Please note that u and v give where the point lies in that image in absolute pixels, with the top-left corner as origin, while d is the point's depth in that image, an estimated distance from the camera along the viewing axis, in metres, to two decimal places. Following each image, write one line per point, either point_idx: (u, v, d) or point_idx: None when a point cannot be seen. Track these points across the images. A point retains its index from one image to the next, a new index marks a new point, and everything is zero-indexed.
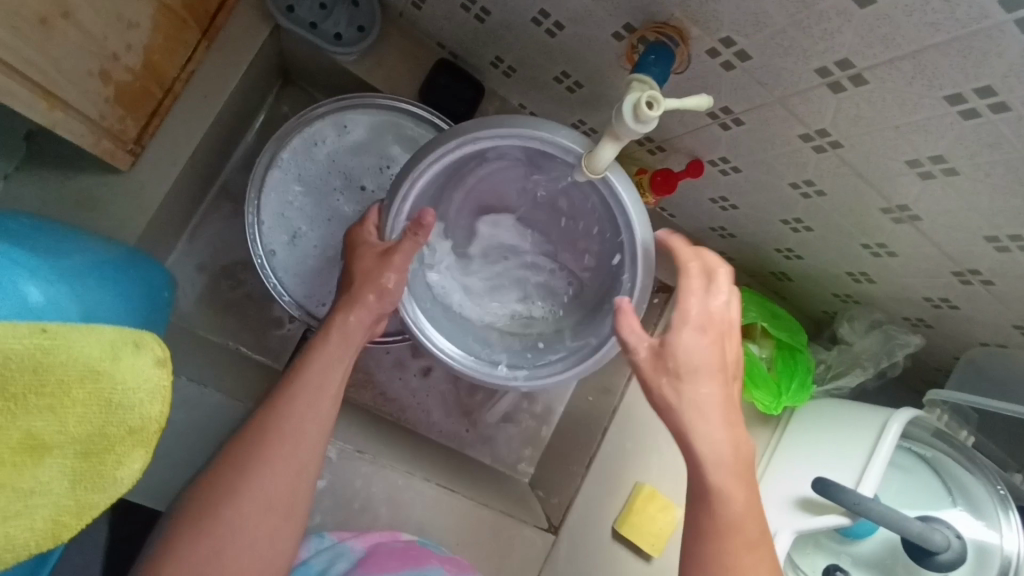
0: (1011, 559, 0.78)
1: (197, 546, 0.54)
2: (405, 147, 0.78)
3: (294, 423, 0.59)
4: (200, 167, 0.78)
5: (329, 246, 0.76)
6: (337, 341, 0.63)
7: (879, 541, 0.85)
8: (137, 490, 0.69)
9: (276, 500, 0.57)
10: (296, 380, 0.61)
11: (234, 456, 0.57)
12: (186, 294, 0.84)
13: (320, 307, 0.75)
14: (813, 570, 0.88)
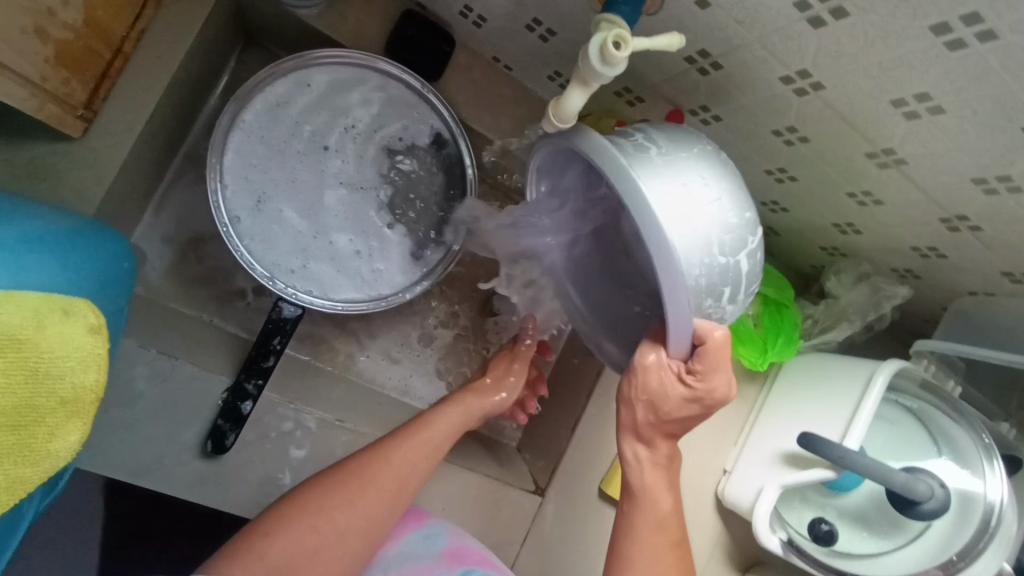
0: (994, 505, 0.78)
1: (295, 523, 0.61)
2: (370, 105, 0.76)
3: (388, 475, 0.66)
4: (161, 133, 0.75)
5: (296, 210, 0.73)
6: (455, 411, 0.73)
7: (865, 494, 0.86)
8: (112, 465, 0.69)
9: (347, 531, 0.62)
10: (413, 435, 0.69)
11: (345, 467, 0.65)
12: (156, 267, 0.81)
13: (290, 274, 0.73)
14: (800, 524, 0.89)
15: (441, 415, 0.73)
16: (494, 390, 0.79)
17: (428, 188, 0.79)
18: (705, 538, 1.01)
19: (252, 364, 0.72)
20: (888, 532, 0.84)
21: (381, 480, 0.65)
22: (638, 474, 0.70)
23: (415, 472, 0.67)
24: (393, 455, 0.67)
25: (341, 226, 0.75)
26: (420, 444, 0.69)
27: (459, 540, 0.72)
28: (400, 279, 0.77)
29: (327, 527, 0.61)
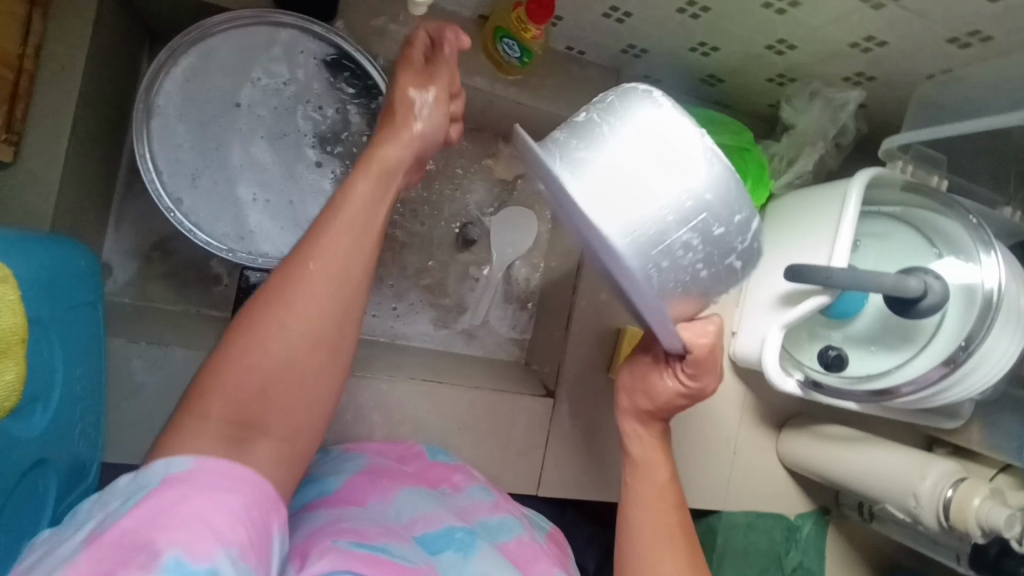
0: (993, 290, 0.76)
1: (240, 357, 0.51)
2: (274, 62, 0.78)
3: (296, 321, 0.53)
4: (94, 145, 0.78)
5: (231, 178, 0.77)
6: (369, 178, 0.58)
7: (867, 314, 0.85)
8: (137, 453, 0.74)
9: (294, 353, 0.52)
10: (323, 244, 0.55)
11: (268, 287, 0.54)
12: (134, 271, 0.86)
13: (241, 237, 0.77)
14: (810, 359, 0.89)
15: (360, 182, 0.58)
16: (377, 155, 0.59)
17: (350, 125, 0.82)
18: (727, 401, 1.02)
19: None
20: (901, 346, 0.82)
21: (300, 313, 0.53)
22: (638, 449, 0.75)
23: (343, 320, 0.55)
24: (320, 252, 0.54)
25: (277, 182, 0.80)
26: (354, 221, 0.56)
27: (471, 490, 0.75)
28: None
29: (273, 358, 0.51)
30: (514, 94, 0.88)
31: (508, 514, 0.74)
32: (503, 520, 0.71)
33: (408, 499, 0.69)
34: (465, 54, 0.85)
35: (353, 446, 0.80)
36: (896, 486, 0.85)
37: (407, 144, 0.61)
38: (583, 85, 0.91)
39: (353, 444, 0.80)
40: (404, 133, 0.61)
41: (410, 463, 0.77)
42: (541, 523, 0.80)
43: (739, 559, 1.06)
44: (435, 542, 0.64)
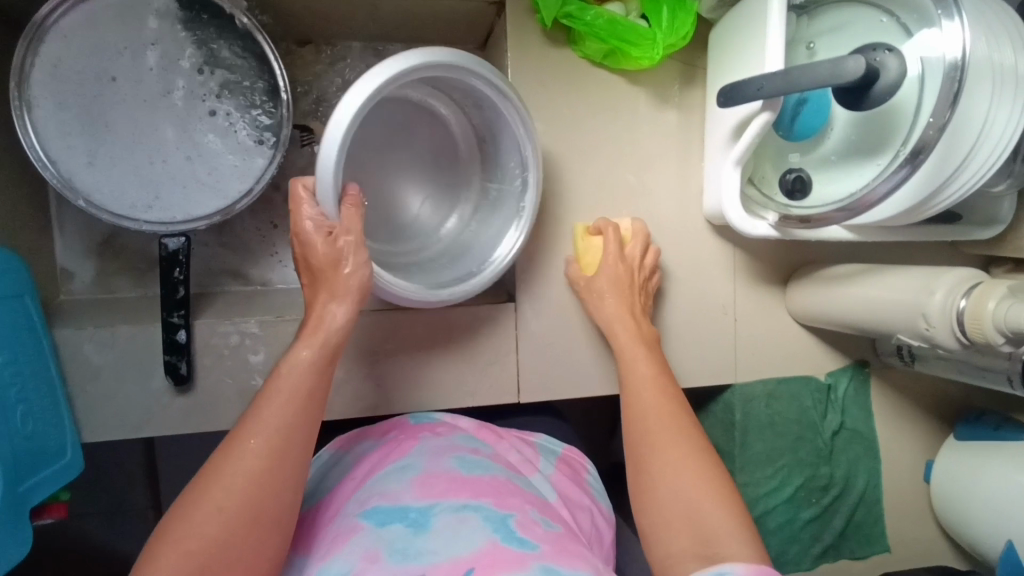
0: (958, 61, 0.62)
1: (179, 510, 0.55)
2: (138, 21, 0.76)
3: (197, 526, 0.54)
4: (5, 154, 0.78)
5: (125, 149, 0.77)
6: (280, 389, 0.62)
7: (833, 126, 0.73)
8: (115, 430, 0.78)
9: (235, 553, 0.54)
10: (217, 463, 0.58)
11: (182, 500, 0.57)
12: (90, 267, 0.88)
13: (150, 206, 0.77)
14: (775, 191, 0.80)
15: (303, 348, 0.65)
16: (322, 318, 0.67)
17: (235, 69, 0.80)
18: (711, 266, 0.94)
19: (167, 302, 0.77)
20: (872, 156, 0.71)
21: (245, 445, 0.59)
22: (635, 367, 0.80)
23: (291, 425, 0.61)
24: (252, 429, 0.60)
25: (173, 142, 0.78)
26: (290, 389, 0.63)
27: (449, 454, 0.71)
28: (250, 163, 0.80)
29: (215, 508, 0.55)
30: None
31: (488, 462, 0.70)
32: (484, 471, 0.68)
33: (379, 478, 0.68)
34: None
35: (348, 438, 0.81)
36: (903, 311, 0.74)
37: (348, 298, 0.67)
38: None
39: (349, 434, 0.81)
40: (343, 278, 0.68)
41: (398, 439, 0.76)
42: (549, 449, 0.85)
43: (769, 432, 0.98)
44: (386, 514, 0.61)
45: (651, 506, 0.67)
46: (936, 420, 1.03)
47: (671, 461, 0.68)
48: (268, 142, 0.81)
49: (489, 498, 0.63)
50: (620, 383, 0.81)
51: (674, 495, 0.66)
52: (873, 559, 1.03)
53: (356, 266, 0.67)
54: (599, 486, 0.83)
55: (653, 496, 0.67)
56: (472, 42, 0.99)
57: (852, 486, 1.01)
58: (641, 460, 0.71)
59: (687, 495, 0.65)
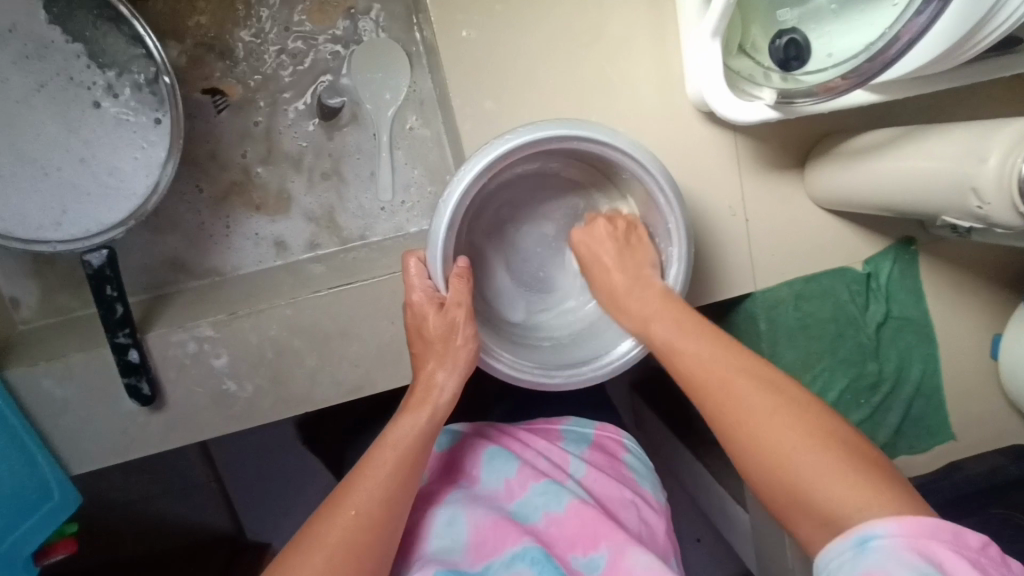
0: None
1: None
2: None
3: None
4: None
5: (10, 163, 0.68)
6: (393, 454, 0.57)
7: None
8: (97, 456, 0.75)
9: None
10: (310, 539, 0.51)
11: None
12: (36, 291, 0.84)
13: (60, 221, 0.69)
14: (768, 61, 0.64)
15: (407, 419, 0.59)
16: (431, 385, 0.61)
17: (98, 40, 0.68)
18: (711, 161, 0.79)
19: (108, 323, 0.71)
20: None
21: (343, 513, 0.52)
22: (687, 359, 0.55)
23: (399, 473, 0.56)
24: (352, 497, 0.53)
25: (60, 144, 0.69)
26: (397, 442, 0.57)
27: (480, 498, 0.63)
28: (151, 153, 0.71)
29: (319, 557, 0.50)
30: None
31: (522, 497, 0.63)
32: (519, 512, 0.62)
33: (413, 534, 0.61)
34: None
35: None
36: (949, 184, 0.59)
37: (458, 370, 0.61)
38: None
39: None
40: (457, 351, 0.62)
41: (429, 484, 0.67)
42: (583, 436, 0.73)
43: (801, 337, 0.86)
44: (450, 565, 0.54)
45: (766, 478, 0.48)
46: (1001, 288, 0.89)
47: (779, 430, 0.48)
48: (167, 118, 0.70)
49: (523, 543, 0.57)
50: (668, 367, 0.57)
51: (788, 464, 0.47)
52: (934, 450, 0.94)
53: (466, 339, 0.61)
54: (641, 469, 0.72)
55: (776, 474, 0.48)
56: None
57: (906, 377, 0.90)
58: (737, 422, 0.50)
59: (805, 457, 0.47)
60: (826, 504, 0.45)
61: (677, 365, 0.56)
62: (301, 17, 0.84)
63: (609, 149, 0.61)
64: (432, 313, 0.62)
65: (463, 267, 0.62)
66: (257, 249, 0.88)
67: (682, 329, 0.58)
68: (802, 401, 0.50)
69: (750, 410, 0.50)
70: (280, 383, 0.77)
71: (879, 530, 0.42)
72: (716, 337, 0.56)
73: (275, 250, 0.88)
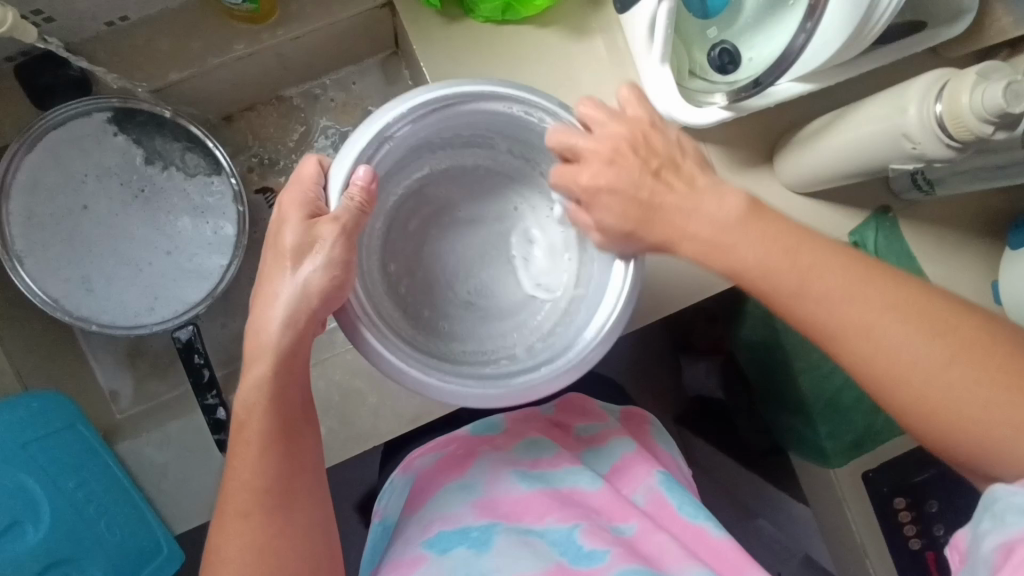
0: None
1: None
2: (86, 151, 0.82)
3: None
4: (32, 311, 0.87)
5: (114, 266, 0.83)
6: (279, 390, 0.57)
7: None
8: (198, 515, 0.83)
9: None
10: (222, 513, 0.54)
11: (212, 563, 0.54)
12: (131, 381, 0.96)
13: (157, 309, 0.84)
14: (709, 70, 0.78)
15: (261, 366, 0.57)
16: (261, 341, 0.58)
17: (181, 161, 0.86)
18: None
19: (199, 387, 0.82)
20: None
21: (241, 475, 0.55)
22: (896, 355, 0.51)
23: (270, 428, 0.56)
24: (243, 462, 0.55)
25: (154, 245, 0.85)
26: (260, 353, 0.58)
27: (506, 469, 0.72)
28: (223, 238, 0.86)
29: (239, 522, 0.53)
30: (286, 31, 0.84)
31: (550, 474, 0.71)
32: (545, 485, 0.69)
33: (440, 501, 0.69)
34: (217, 27, 0.83)
35: (410, 457, 0.78)
36: (884, 140, 0.69)
37: (301, 301, 0.58)
38: None
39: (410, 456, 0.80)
40: (312, 283, 0.58)
41: (453, 454, 0.75)
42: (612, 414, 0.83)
43: None
44: (448, 541, 0.62)
45: (962, 448, 0.50)
46: (986, 236, 0.96)
47: (903, 346, 0.51)
48: (234, 211, 0.86)
49: (552, 516, 0.65)
50: (844, 352, 0.53)
51: (983, 428, 0.49)
52: None
53: (319, 269, 0.59)
54: (660, 434, 0.81)
55: (953, 428, 0.50)
56: (384, 49, 0.99)
57: None
58: (917, 396, 0.50)
59: (992, 407, 0.48)
60: (963, 421, 0.49)
61: (842, 328, 0.52)
62: (326, 118, 1.01)
63: (503, 102, 0.65)
64: (292, 238, 0.59)
65: (362, 189, 0.60)
66: None
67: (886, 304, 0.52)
68: (940, 325, 0.50)
69: (893, 343, 0.51)
70: (348, 423, 0.86)
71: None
72: (837, 260, 0.54)
73: None
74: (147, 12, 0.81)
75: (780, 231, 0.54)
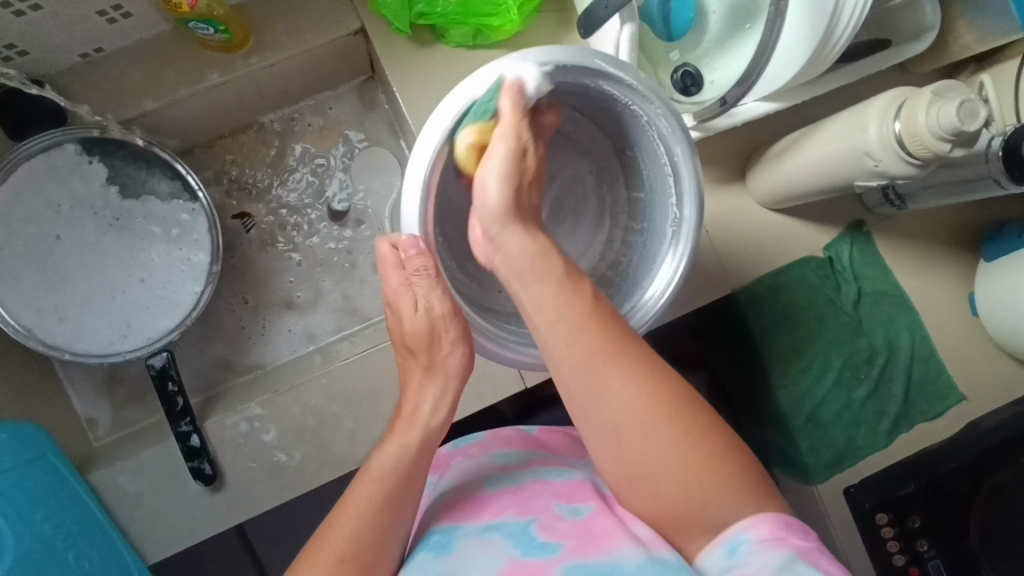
0: None
1: None
2: (58, 180, 0.82)
3: None
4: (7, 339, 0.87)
5: (87, 294, 0.83)
6: (405, 445, 0.60)
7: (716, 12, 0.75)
8: (171, 544, 0.82)
9: None
10: (315, 546, 0.54)
11: None
12: (108, 409, 0.95)
13: (131, 336, 0.84)
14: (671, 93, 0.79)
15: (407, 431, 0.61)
16: (414, 415, 0.63)
17: (154, 188, 0.86)
18: None
19: (172, 413, 0.82)
20: (742, 23, 0.73)
21: (350, 521, 0.55)
22: (640, 452, 0.50)
23: (393, 478, 0.57)
24: (351, 507, 0.56)
25: (127, 273, 0.85)
26: (413, 431, 0.61)
27: (478, 474, 0.66)
28: (197, 264, 0.87)
29: (334, 562, 0.52)
30: (259, 59, 0.85)
31: (517, 472, 0.65)
32: (512, 484, 0.63)
33: (419, 522, 0.64)
34: (190, 56, 0.84)
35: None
36: (846, 158, 0.70)
37: (445, 385, 0.63)
38: (314, 7, 0.86)
39: None
40: (443, 364, 0.64)
41: (436, 475, 0.71)
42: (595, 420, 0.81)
43: (785, 325, 0.93)
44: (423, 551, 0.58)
45: (669, 516, 0.51)
46: (962, 250, 0.97)
47: (641, 433, 0.51)
48: (208, 238, 0.87)
49: (510, 512, 0.59)
50: (593, 411, 0.52)
51: (692, 507, 0.49)
52: (951, 414, 0.96)
53: (450, 343, 0.63)
54: None
55: (644, 482, 0.51)
56: (360, 74, 1.00)
57: (899, 348, 0.95)
58: (644, 473, 0.51)
59: (686, 470, 0.50)
60: (661, 486, 0.50)
61: (598, 411, 0.52)
62: (304, 143, 1.01)
63: (585, 76, 0.62)
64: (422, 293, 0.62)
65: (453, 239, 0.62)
66: (291, 341, 0.99)
67: (656, 401, 0.51)
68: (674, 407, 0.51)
69: (648, 442, 0.50)
70: (325, 447, 0.85)
71: (745, 533, 0.47)
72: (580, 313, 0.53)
73: (307, 338, 0.99)
74: (121, 43, 0.82)
75: (559, 323, 0.53)
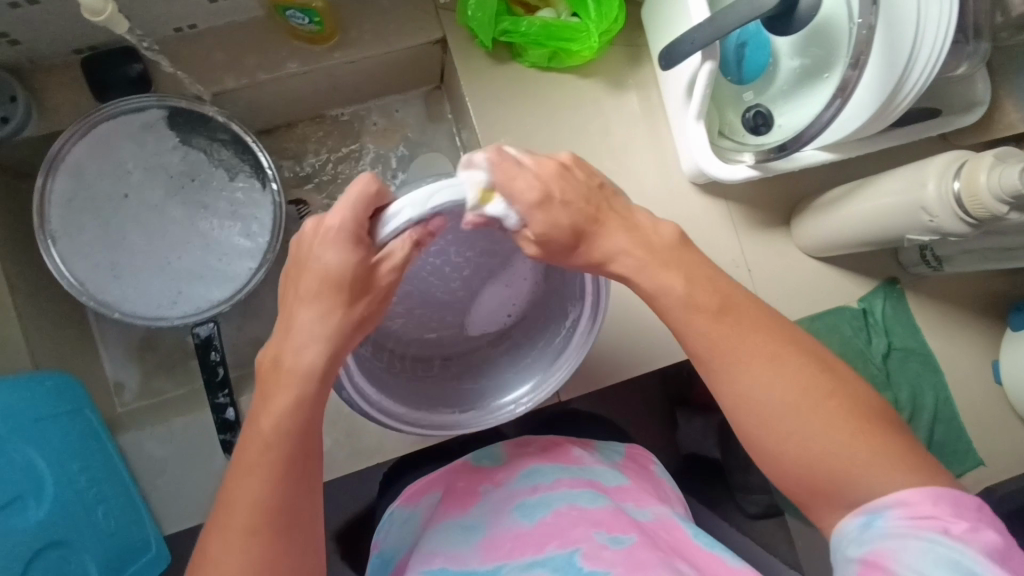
0: None
1: None
2: (137, 143, 0.84)
3: None
4: (54, 294, 0.88)
5: (144, 257, 0.85)
6: (264, 455, 0.51)
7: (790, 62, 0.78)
8: (191, 517, 0.82)
9: None
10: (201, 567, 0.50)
11: None
12: (137, 375, 0.95)
13: (179, 305, 0.85)
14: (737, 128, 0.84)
15: (268, 414, 0.52)
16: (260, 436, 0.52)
17: (225, 163, 0.88)
18: (708, 223, 0.94)
19: (211, 384, 0.82)
20: (819, 72, 0.76)
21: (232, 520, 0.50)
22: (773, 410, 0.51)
23: (266, 518, 0.50)
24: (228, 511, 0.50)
25: (187, 242, 0.87)
26: (268, 429, 0.52)
27: (510, 504, 0.72)
28: (255, 243, 0.88)
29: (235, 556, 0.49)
30: (342, 54, 0.89)
31: (549, 495, 0.71)
32: (546, 513, 0.69)
33: (444, 536, 0.71)
34: (278, 44, 0.87)
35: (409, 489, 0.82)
36: (901, 211, 0.74)
37: (300, 382, 0.52)
38: (400, 13, 0.90)
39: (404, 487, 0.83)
40: (314, 346, 0.53)
41: (460, 488, 0.77)
42: (613, 447, 0.84)
43: None
44: None
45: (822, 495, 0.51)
46: (989, 317, 0.99)
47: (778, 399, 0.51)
48: (271, 218, 0.88)
49: (552, 545, 0.64)
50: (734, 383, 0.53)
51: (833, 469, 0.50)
52: (967, 477, 0.97)
53: (349, 321, 0.54)
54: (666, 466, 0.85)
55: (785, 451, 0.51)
56: (429, 83, 1.04)
57: (923, 407, 0.96)
58: (776, 451, 0.51)
59: (837, 446, 0.49)
60: (801, 463, 0.50)
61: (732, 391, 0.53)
62: (365, 140, 1.05)
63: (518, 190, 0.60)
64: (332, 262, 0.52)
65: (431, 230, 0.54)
66: None
67: (794, 373, 0.51)
68: (826, 384, 0.51)
69: (774, 400, 0.51)
70: None
71: (889, 509, 0.47)
72: (712, 293, 0.54)
73: None
74: (212, 23, 0.85)
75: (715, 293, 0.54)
